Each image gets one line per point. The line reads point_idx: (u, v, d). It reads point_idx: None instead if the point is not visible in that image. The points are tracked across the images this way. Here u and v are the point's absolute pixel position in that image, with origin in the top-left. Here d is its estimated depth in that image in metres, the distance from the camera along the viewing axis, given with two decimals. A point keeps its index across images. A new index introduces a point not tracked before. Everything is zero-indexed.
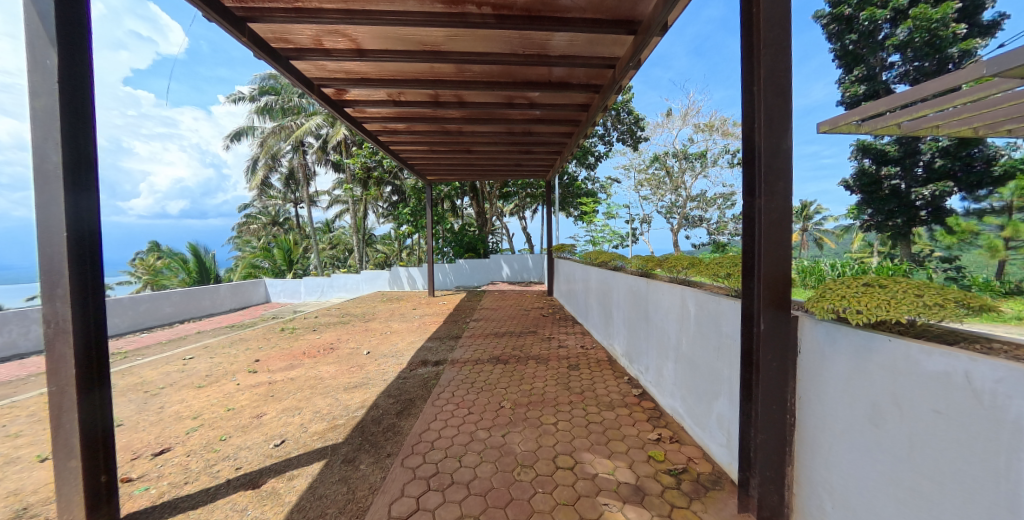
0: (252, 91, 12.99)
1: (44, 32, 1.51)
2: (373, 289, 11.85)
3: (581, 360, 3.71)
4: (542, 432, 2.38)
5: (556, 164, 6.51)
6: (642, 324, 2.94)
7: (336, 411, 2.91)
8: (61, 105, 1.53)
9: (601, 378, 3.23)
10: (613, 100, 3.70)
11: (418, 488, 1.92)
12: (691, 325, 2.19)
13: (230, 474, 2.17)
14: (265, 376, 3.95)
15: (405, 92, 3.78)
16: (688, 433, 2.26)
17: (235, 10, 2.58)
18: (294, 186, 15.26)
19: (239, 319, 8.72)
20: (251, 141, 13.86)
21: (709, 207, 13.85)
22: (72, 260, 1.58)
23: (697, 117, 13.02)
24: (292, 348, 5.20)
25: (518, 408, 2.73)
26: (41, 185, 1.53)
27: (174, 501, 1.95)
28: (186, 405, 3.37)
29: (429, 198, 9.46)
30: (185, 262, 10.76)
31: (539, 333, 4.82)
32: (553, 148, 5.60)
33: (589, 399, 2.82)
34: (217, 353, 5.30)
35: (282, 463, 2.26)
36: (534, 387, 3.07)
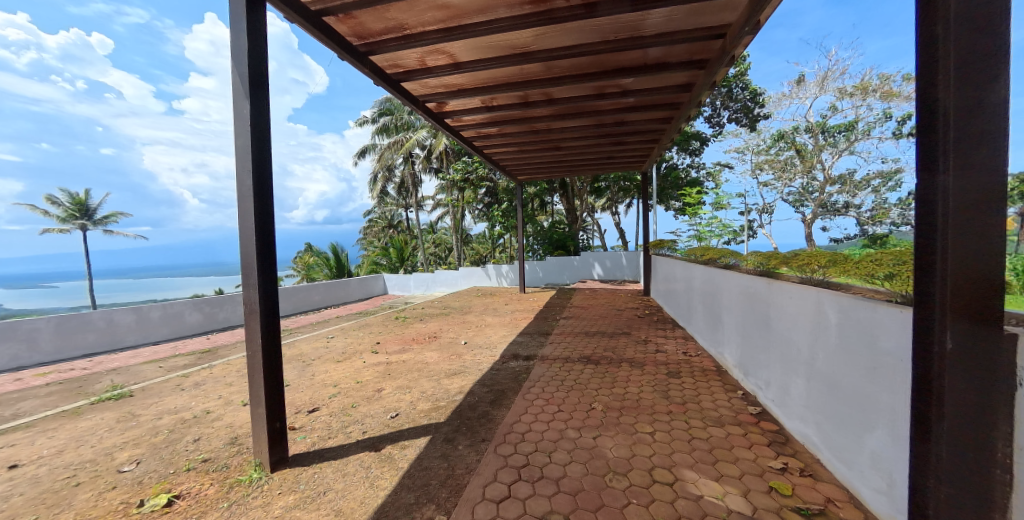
0: (372, 114, 14.94)
1: (241, 87, 1.94)
2: (469, 284, 12.62)
3: (682, 367, 3.39)
4: (636, 441, 2.24)
5: (652, 153, 6.05)
6: (761, 332, 2.56)
7: (438, 394, 3.17)
8: (251, 142, 1.94)
9: (707, 389, 2.90)
10: (722, 75, 3.26)
11: (509, 476, 1.97)
12: (831, 338, 1.83)
13: (359, 435, 2.51)
14: (384, 357, 4.51)
15: (497, 97, 3.91)
16: (826, 467, 1.89)
17: (359, 46, 2.95)
18: (405, 193, 17.13)
19: (364, 308, 10.16)
20: (373, 157, 15.91)
21: (859, 192, 10.76)
22: (259, 259, 1.99)
23: (838, 82, 10.87)
24: (403, 334, 5.85)
25: (610, 411, 2.61)
26: (247, 201, 1.98)
27: (323, 450, 2.36)
28: (327, 376, 4.03)
29: (519, 199, 9.55)
30: (327, 259, 13.02)
31: (633, 335, 4.54)
32: (650, 136, 5.20)
33: (693, 412, 2.56)
34: (348, 335, 6.25)
35: (396, 434, 2.55)
36: (628, 392, 2.91)
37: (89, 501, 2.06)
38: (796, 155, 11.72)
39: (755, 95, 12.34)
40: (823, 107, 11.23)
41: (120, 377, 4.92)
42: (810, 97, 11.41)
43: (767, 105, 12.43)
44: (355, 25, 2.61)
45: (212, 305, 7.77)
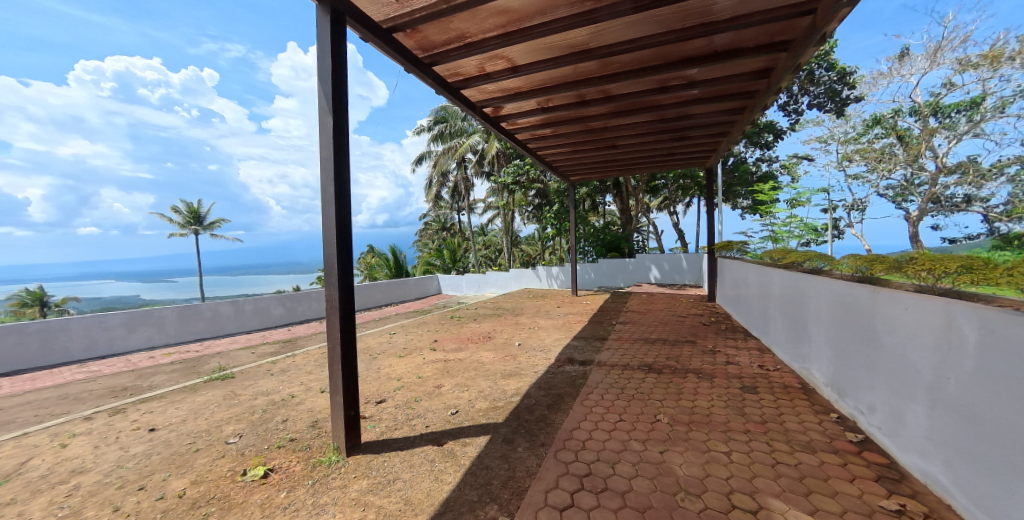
0: (429, 122, 15.57)
1: (325, 104, 2.19)
2: (520, 285, 12.70)
3: (758, 382, 3.12)
4: (709, 460, 2.10)
5: (720, 147, 5.66)
6: (863, 349, 2.28)
7: (495, 394, 3.22)
8: (332, 152, 2.17)
9: (791, 409, 2.64)
10: (808, 57, 2.95)
11: (571, 485, 1.95)
12: (967, 360, 1.58)
13: (423, 429, 2.64)
14: (442, 354, 4.69)
15: (553, 97, 3.91)
16: (957, 514, 1.61)
17: (423, 57, 3.11)
18: (457, 196, 17.66)
19: (421, 306, 10.63)
20: (429, 163, 16.62)
21: (987, 181, 8.51)
22: (338, 258, 2.20)
23: (958, 51, 9.36)
24: (459, 333, 6.04)
25: (677, 425, 2.48)
26: (331, 206, 2.22)
27: (389, 441, 2.52)
28: (391, 371, 4.28)
29: (572, 201, 9.43)
30: (387, 260, 13.89)
31: (698, 345, 4.27)
32: (718, 128, 4.87)
33: (775, 433, 2.34)
34: (408, 331, 6.58)
35: (456, 430, 2.64)
36: (697, 405, 2.75)
37: (207, 465, 2.41)
38: (897, 142, 10.16)
39: (842, 75, 11.31)
40: (936, 84, 9.87)
41: (223, 360, 5.68)
42: (917, 73, 10.20)
43: (858, 87, 11.22)
44: (420, 38, 2.77)
45: (293, 300, 8.83)
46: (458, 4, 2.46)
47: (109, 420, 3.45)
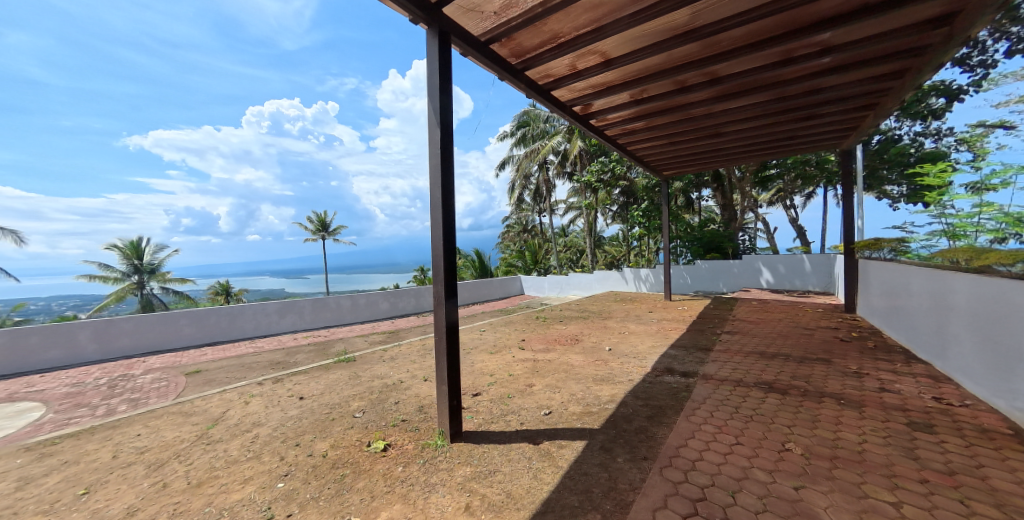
0: (512, 127, 15.85)
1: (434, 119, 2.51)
2: (605, 288, 12.26)
3: (938, 420, 2.50)
4: (865, 508, 1.76)
5: (863, 123, 4.72)
6: None
7: (589, 399, 3.35)
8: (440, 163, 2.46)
9: (988, 459, 2.06)
10: None
11: (682, 507, 1.86)
12: None
13: (518, 426, 2.94)
14: (530, 354, 4.90)
15: (648, 88, 3.71)
16: None
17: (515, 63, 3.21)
18: (539, 199, 17.81)
19: (506, 305, 11.16)
20: (512, 167, 16.99)
21: None
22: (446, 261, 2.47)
23: None
24: (547, 333, 6.16)
25: (815, 460, 2.16)
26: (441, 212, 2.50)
27: (486, 434, 2.88)
28: (484, 366, 4.67)
29: (665, 199, 8.81)
30: (473, 262, 14.82)
31: (835, 365, 3.62)
32: (861, 101, 4.07)
33: (972, 491, 1.84)
34: (497, 329, 6.97)
35: (550, 431, 2.84)
36: (843, 439, 2.35)
37: (342, 433, 3.20)
38: None
39: None
40: None
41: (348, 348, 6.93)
42: None
43: None
44: (514, 46, 2.87)
45: (394, 296, 11.07)
46: (553, 6, 2.48)
47: (276, 383, 4.92)
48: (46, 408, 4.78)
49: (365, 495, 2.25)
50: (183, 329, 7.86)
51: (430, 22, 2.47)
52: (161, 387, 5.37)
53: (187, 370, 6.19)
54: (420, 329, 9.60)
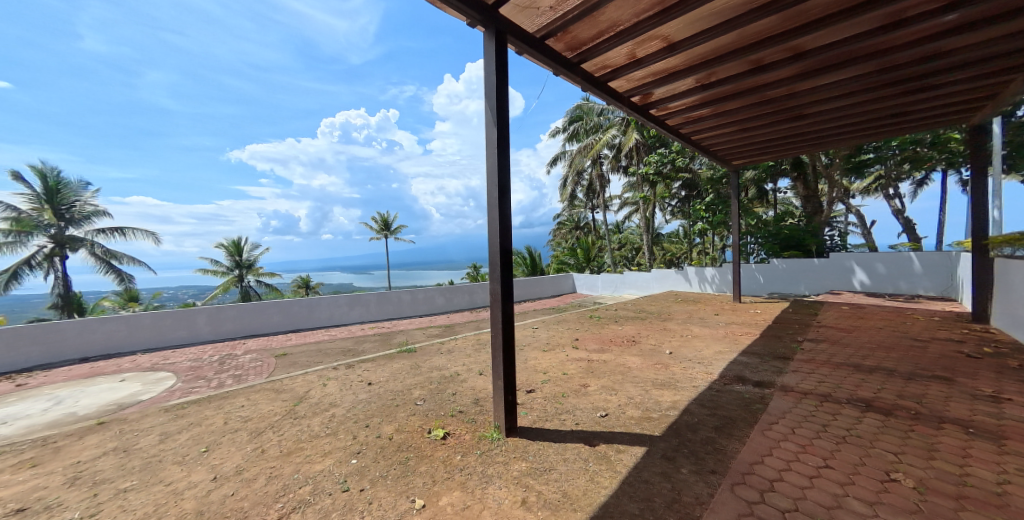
0: (564, 123, 15.60)
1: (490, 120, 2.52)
2: (663, 288, 11.66)
3: None
4: None
5: (997, 91, 3.94)
6: None
7: (648, 405, 3.27)
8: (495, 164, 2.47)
9: None
10: None
11: None
12: None
13: (573, 426, 2.97)
14: (586, 355, 4.96)
15: (717, 71, 3.41)
16: None
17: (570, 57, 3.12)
18: (592, 194, 17.40)
19: (558, 304, 11.29)
20: (565, 163, 16.72)
21: None
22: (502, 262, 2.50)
23: None
24: (602, 334, 6.25)
25: (929, 495, 1.84)
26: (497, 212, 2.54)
27: (540, 430, 2.98)
28: (538, 364, 4.85)
29: (734, 191, 8.07)
30: (524, 259, 14.90)
31: (960, 385, 3.05)
32: (993, 66, 3.41)
33: None
34: (551, 328, 7.09)
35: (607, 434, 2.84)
36: (970, 476, 1.96)
37: (405, 419, 3.67)
38: None
39: None
40: None
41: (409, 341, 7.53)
42: None
43: None
44: (571, 39, 2.77)
45: (449, 292, 11.62)
46: None
47: (348, 368, 5.88)
48: (176, 377, 5.95)
49: (427, 479, 2.49)
50: (272, 317, 9.10)
51: (487, 25, 2.49)
52: (257, 365, 6.47)
53: (276, 352, 7.43)
54: (474, 324, 9.87)
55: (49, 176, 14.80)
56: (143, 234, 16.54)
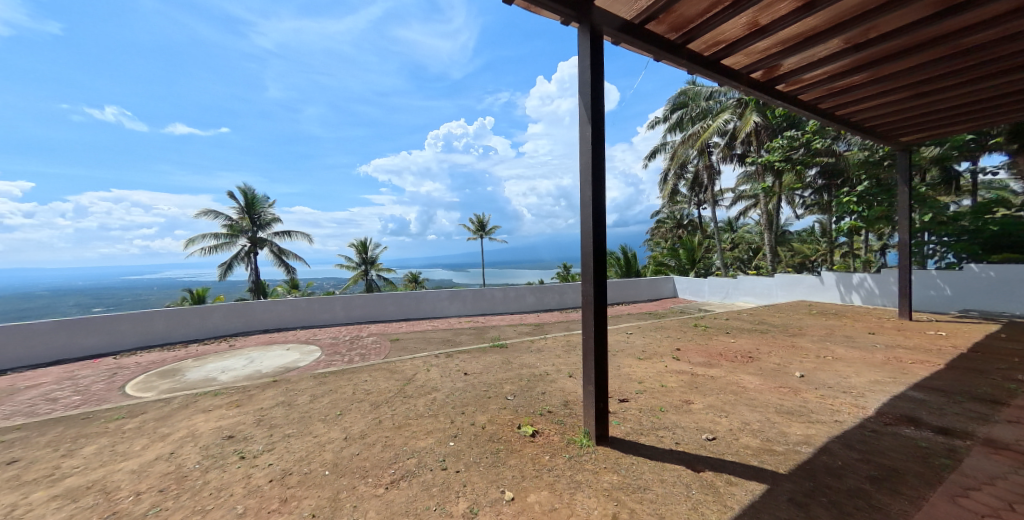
0: (665, 112, 14.30)
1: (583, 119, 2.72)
2: (789, 297, 9.93)
3: None
4: None
5: None
6: None
7: (770, 435, 3.29)
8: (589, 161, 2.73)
9: None
10: None
11: None
12: None
13: (673, 445, 3.16)
14: (688, 368, 5.44)
15: (875, 24, 3.08)
16: None
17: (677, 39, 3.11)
18: (699, 188, 15.77)
19: (655, 309, 10.91)
20: (666, 155, 15.38)
21: None
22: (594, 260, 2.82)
23: None
24: (707, 346, 6.74)
25: None
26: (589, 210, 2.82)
27: (633, 444, 3.23)
28: (632, 372, 5.41)
29: (903, 171, 6.31)
30: (618, 259, 14.12)
31: None
32: None
33: None
34: (646, 337, 8.04)
35: (719, 461, 2.92)
36: None
37: (497, 411, 4.49)
38: None
39: None
40: None
41: (499, 334, 8.69)
42: None
43: None
44: (676, 17, 2.78)
45: (539, 291, 11.60)
46: None
47: (447, 357, 6.94)
48: (319, 350, 8.00)
49: (516, 473, 2.96)
50: (389, 306, 10.74)
51: (582, 22, 2.66)
52: (376, 346, 8.15)
53: (391, 336, 8.97)
54: (563, 324, 9.64)
55: (248, 193, 18.77)
56: (302, 235, 20.18)
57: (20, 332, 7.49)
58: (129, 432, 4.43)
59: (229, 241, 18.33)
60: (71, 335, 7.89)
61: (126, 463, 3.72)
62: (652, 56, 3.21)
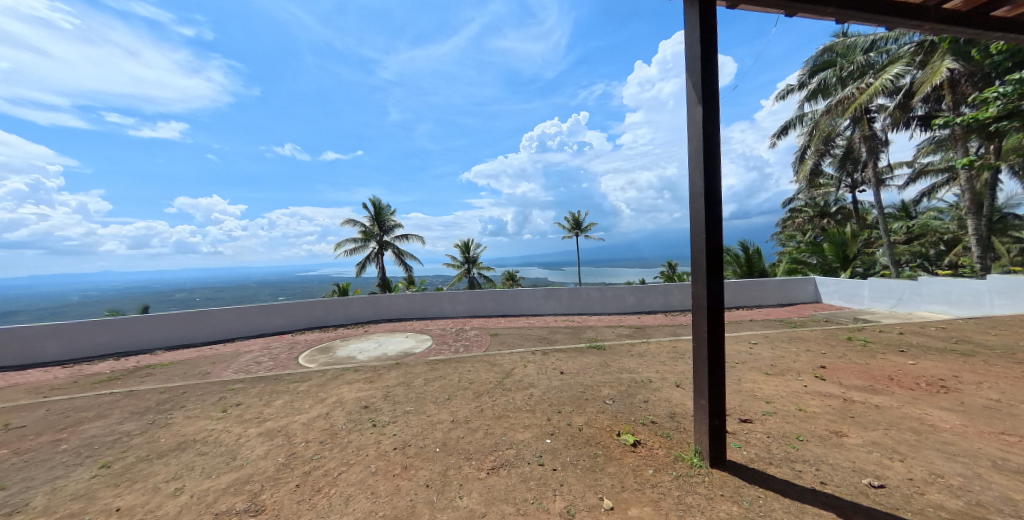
0: (801, 77, 11.88)
1: None
2: (1015, 311, 7.09)
3: None
4: None
5: None
6: None
7: (980, 497, 2.69)
8: None
9: None
10: None
11: None
12: None
13: (815, 484, 2.87)
14: (840, 391, 4.68)
15: None
16: None
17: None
18: (856, 163, 12.91)
19: (788, 315, 9.10)
20: (802, 129, 12.82)
21: None
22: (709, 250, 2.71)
23: None
24: (867, 366, 5.52)
25: None
26: None
27: (756, 474, 3.02)
28: (758, 389, 4.98)
29: None
30: (737, 257, 12.20)
31: None
32: None
33: None
34: (777, 347, 6.72)
35: (888, 516, 2.55)
36: None
37: (594, 414, 4.27)
38: None
39: None
40: None
41: (595, 333, 8.33)
42: None
43: None
44: None
45: (641, 291, 10.59)
46: None
47: (544, 355, 6.67)
48: (431, 338, 8.57)
49: (616, 482, 3.01)
50: (489, 302, 10.96)
51: None
52: (477, 340, 8.24)
53: (492, 331, 9.04)
54: (669, 329, 8.50)
55: (378, 203, 21.45)
56: (417, 238, 22.24)
57: (239, 311, 9.74)
58: (300, 393, 5.52)
59: (364, 245, 21.25)
60: (268, 314, 9.97)
61: (301, 416, 4.72)
62: (784, 9, 2.63)
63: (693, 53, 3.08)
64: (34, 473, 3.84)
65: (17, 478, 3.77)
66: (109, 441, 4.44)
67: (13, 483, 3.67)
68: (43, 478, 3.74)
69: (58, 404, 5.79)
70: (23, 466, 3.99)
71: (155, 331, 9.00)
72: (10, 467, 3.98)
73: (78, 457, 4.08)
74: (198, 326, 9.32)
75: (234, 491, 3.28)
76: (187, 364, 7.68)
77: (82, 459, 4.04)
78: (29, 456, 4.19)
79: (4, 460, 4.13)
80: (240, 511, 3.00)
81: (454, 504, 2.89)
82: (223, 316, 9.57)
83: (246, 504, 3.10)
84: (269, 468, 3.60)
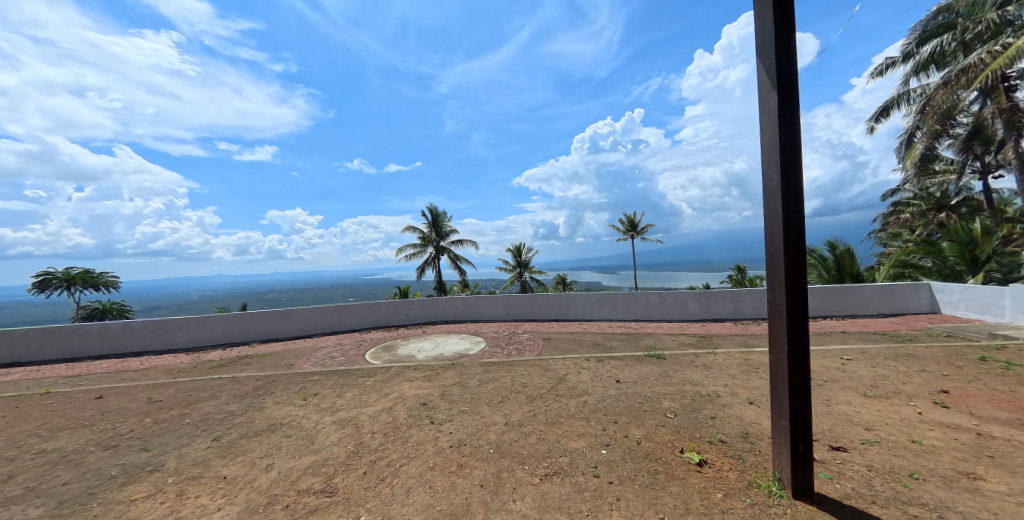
0: (907, 47, 10.17)
1: None
2: None
3: None
4: None
5: None
6: None
7: None
8: None
9: None
10: None
11: None
12: None
13: None
14: (970, 423, 3.67)
15: None
16: None
17: None
18: (986, 144, 10.72)
19: (894, 328, 7.67)
20: (910, 108, 10.95)
21: None
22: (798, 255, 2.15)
23: None
24: (1009, 393, 4.35)
25: None
26: None
27: (854, 515, 2.37)
28: (852, 412, 4.08)
29: None
30: (822, 259, 10.67)
31: None
32: None
33: None
34: (879, 364, 5.59)
35: None
36: None
37: (654, 427, 3.72)
38: None
39: None
40: None
41: (655, 341, 7.63)
42: None
43: None
44: None
45: (707, 297, 9.59)
46: None
47: (599, 362, 6.17)
48: (484, 341, 8.41)
49: (679, 503, 2.55)
50: (541, 306, 10.61)
51: None
52: (530, 343, 7.94)
53: (544, 335, 8.67)
54: (740, 339, 7.54)
55: (434, 211, 22.09)
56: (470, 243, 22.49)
57: (318, 311, 10.36)
58: (367, 387, 5.58)
59: (422, 251, 21.98)
60: (340, 314, 10.51)
61: (368, 408, 4.72)
62: None
63: (764, 34, 2.52)
64: (167, 440, 4.17)
65: (156, 442, 4.12)
66: (220, 418, 4.75)
67: (153, 447, 4.01)
68: (172, 444, 4.05)
69: (183, 384, 6.42)
70: (158, 433, 4.37)
71: (253, 326, 9.79)
72: (150, 433, 4.38)
73: (197, 430, 4.39)
74: (286, 323, 10.04)
75: (313, 472, 3.27)
76: (275, 356, 8.20)
77: (199, 431, 4.33)
78: (163, 425, 4.59)
79: (146, 427, 4.57)
80: (318, 491, 2.98)
81: (507, 507, 2.62)
82: (307, 315, 10.27)
83: (322, 484, 3.07)
84: (342, 453, 3.56)
